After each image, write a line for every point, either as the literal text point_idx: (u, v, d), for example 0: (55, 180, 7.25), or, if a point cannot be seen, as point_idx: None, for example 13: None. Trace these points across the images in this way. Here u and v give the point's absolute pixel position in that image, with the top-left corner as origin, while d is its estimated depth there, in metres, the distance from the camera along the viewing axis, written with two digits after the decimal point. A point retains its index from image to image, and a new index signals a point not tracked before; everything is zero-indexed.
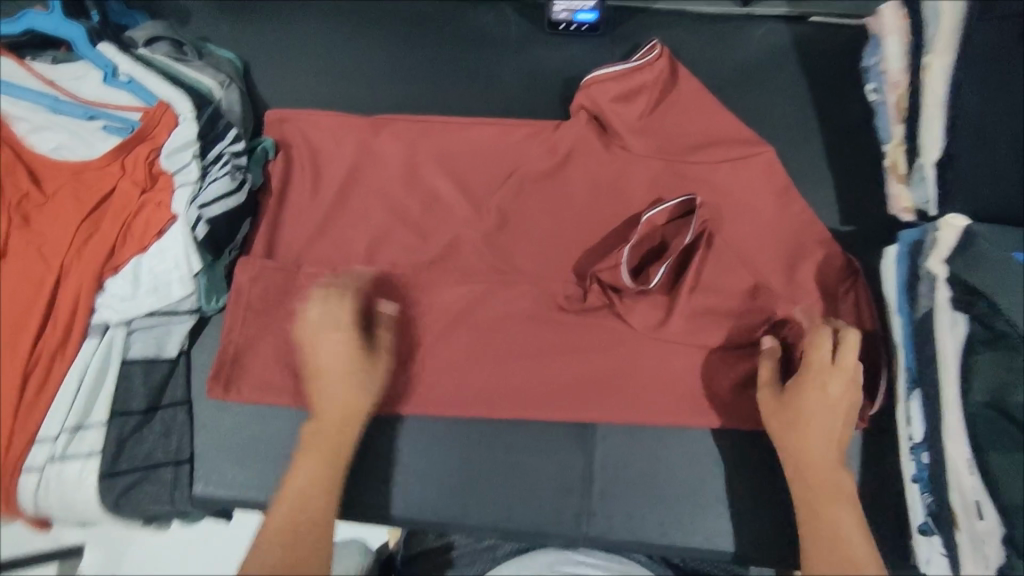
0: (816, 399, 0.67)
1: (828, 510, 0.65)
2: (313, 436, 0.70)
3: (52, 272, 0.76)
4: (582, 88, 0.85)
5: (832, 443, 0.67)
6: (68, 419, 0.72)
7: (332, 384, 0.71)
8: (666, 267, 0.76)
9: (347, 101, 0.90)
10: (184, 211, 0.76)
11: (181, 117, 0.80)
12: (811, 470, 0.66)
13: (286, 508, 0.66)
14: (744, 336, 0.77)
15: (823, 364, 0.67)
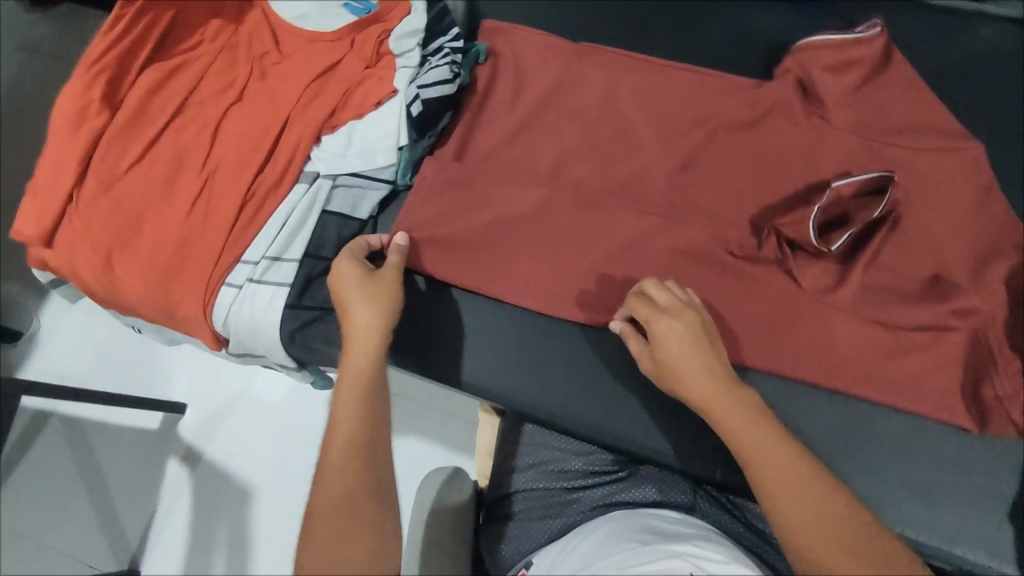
0: (673, 344, 0.61)
1: (769, 479, 0.53)
2: (357, 364, 0.62)
3: (279, 120, 0.84)
4: (795, 52, 0.87)
5: (733, 400, 0.58)
6: (271, 248, 0.80)
7: (358, 318, 0.65)
8: (850, 233, 0.76)
9: (555, 26, 0.94)
10: (404, 88, 0.83)
11: (415, 8, 0.88)
12: (752, 443, 0.55)
13: (342, 449, 0.55)
14: (915, 320, 0.76)
15: (656, 312, 0.63)
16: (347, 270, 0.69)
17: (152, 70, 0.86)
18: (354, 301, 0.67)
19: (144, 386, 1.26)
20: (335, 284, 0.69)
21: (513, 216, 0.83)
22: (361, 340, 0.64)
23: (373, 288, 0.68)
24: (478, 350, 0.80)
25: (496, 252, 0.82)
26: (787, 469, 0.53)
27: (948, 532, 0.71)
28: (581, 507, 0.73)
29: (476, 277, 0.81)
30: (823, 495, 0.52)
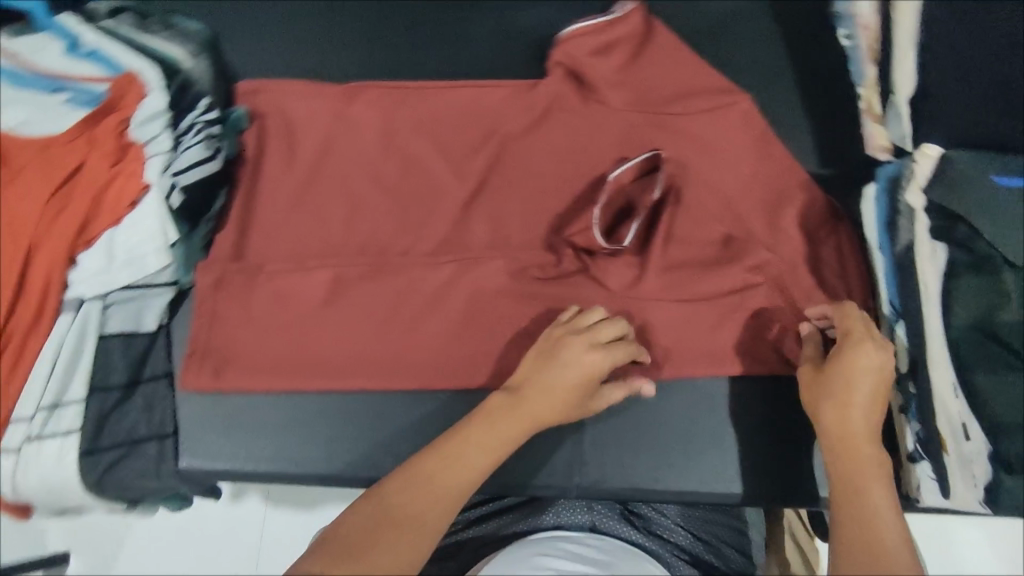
0: (866, 374, 0.63)
1: (863, 492, 0.59)
2: (453, 452, 0.62)
3: (20, 250, 0.73)
4: (558, 45, 0.84)
5: (866, 425, 0.62)
6: (45, 397, 0.72)
7: (521, 395, 0.66)
8: (637, 224, 0.77)
9: (317, 67, 0.88)
10: (158, 180, 0.75)
11: (150, 87, 0.79)
12: (855, 453, 0.61)
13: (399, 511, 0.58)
14: (727, 283, 0.77)
15: (865, 332, 0.65)
16: (579, 360, 0.66)
17: None
18: (551, 385, 0.66)
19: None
20: (548, 358, 0.68)
21: (316, 291, 0.78)
22: (488, 426, 0.64)
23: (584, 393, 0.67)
24: (316, 435, 0.76)
25: (310, 327, 0.77)
26: (879, 488, 0.59)
27: (789, 477, 0.75)
28: (471, 547, 0.74)
29: (293, 362, 0.76)
30: (889, 511, 0.58)
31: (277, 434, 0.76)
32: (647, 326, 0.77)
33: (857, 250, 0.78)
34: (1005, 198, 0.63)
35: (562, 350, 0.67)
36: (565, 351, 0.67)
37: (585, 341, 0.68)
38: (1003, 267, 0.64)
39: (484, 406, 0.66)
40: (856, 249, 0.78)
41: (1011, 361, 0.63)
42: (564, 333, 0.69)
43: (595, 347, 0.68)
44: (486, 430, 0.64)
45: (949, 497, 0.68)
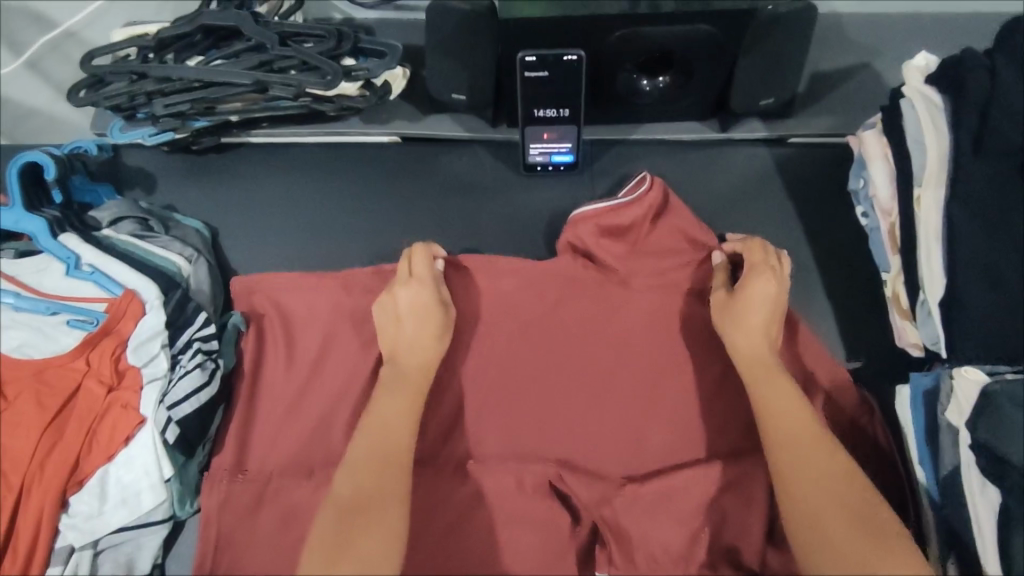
0: (757, 296, 0.72)
1: (799, 453, 0.64)
2: (366, 482, 0.64)
3: (11, 491, 0.71)
4: (570, 224, 0.81)
5: (767, 352, 0.71)
6: None
7: (390, 414, 0.69)
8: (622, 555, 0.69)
9: (322, 263, 0.88)
10: (153, 413, 0.72)
11: (147, 305, 0.76)
12: (759, 369, 0.70)
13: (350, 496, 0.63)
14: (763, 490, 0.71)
15: (752, 268, 0.74)
16: (410, 292, 0.75)
17: None
18: (412, 340, 0.74)
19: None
20: (397, 327, 0.75)
21: None
22: (361, 446, 0.66)
23: (441, 326, 0.75)
24: None
25: None
26: (812, 438, 0.64)
27: None
28: None
29: None
30: (836, 467, 0.63)
31: None
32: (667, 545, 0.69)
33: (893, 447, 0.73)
34: None
35: (407, 312, 0.74)
36: (404, 310, 0.75)
37: (403, 281, 0.76)
38: None
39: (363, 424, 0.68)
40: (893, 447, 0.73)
41: None
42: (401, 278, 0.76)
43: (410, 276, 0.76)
44: (381, 482, 0.64)
45: None
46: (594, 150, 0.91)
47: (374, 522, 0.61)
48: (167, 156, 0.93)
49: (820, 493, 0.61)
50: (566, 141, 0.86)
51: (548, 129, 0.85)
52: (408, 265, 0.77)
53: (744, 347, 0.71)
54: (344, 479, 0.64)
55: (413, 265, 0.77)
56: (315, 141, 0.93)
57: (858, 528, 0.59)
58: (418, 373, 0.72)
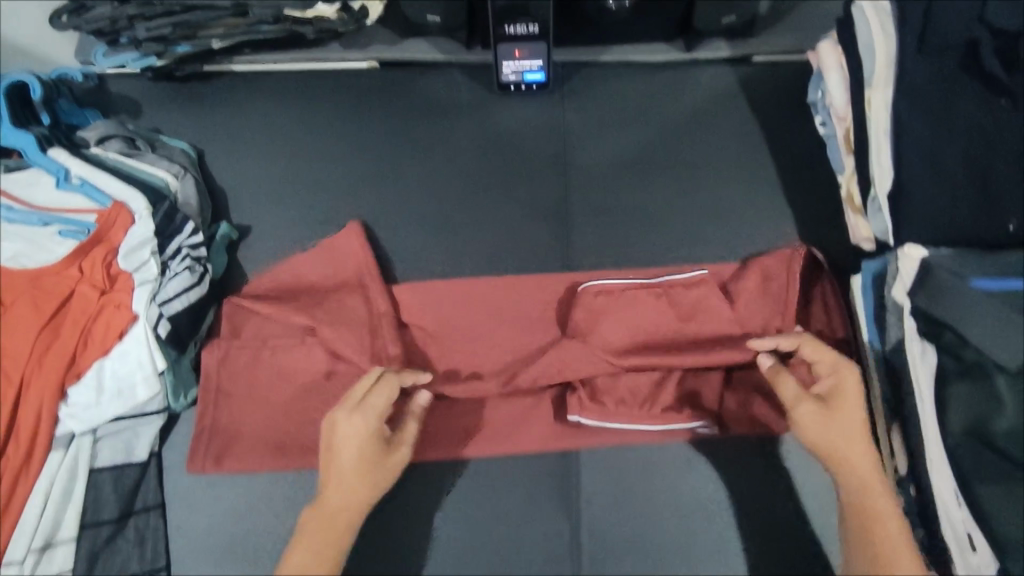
0: (855, 408, 0.66)
1: (852, 466, 0.65)
2: (326, 526, 0.66)
3: (12, 385, 0.74)
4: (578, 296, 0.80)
5: (856, 432, 0.66)
6: (37, 538, 0.70)
7: (340, 463, 0.66)
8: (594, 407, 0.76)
9: (302, 182, 0.90)
10: (145, 310, 0.75)
11: (137, 215, 0.80)
12: (836, 455, 0.65)
13: (296, 567, 0.64)
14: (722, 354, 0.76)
15: (827, 369, 0.69)
16: (353, 429, 0.67)
17: None
18: (345, 460, 0.66)
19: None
20: (329, 441, 0.67)
21: (308, 412, 0.77)
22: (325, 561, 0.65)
23: (377, 458, 0.67)
24: None
25: (304, 442, 0.76)
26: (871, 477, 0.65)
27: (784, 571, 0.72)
28: None
29: (284, 488, 0.76)
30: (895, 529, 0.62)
31: (270, 562, 0.73)
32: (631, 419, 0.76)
33: (839, 304, 0.80)
34: (987, 308, 0.64)
35: (341, 457, 0.66)
36: (346, 429, 0.67)
37: (344, 411, 0.68)
38: (993, 370, 0.64)
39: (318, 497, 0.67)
40: (839, 304, 0.80)
41: (1010, 468, 0.62)
42: (337, 410, 0.68)
43: (360, 405, 0.68)
44: (324, 554, 0.65)
45: None
46: (565, 71, 0.94)
47: None
48: (151, 84, 0.95)
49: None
50: (537, 58, 0.89)
51: (521, 47, 0.89)
52: (366, 383, 0.70)
53: (817, 440, 0.66)
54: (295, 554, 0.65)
55: (361, 389, 0.69)
56: (293, 68, 0.96)
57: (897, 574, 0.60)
58: (337, 513, 0.66)
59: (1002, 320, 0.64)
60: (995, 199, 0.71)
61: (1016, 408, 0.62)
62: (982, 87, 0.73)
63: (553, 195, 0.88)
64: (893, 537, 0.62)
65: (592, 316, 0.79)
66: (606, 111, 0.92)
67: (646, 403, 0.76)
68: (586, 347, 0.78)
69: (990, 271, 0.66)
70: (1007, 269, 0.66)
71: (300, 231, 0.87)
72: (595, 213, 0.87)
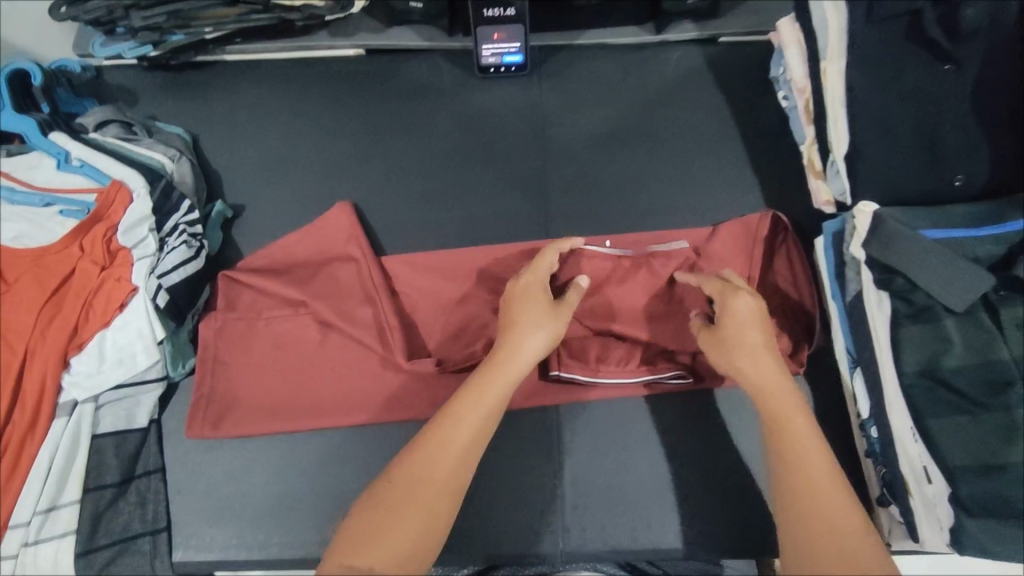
0: (745, 324, 0.68)
1: (764, 396, 0.64)
2: (436, 440, 0.60)
3: (16, 356, 0.77)
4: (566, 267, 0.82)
5: (757, 348, 0.67)
6: (41, 501, 0.72)
7: (482, 399, 0.62)
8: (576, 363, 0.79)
9: (291, 162, 0.93)
10: (143, 282, 0.79)
11: (134, 193, 0.83)
12: (749, 376, 0.66)
13: (403, 485, 0.57)
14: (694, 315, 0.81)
15: (723, 294, 0.72)
16: (529, 282, 0.72)
17: None
18: (506, 312, 0.70)
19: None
20: (508, 295, 0.72)
21: (297, 377, 0.80)
22: (457, 438, 0.60)
23: (557, 312, 0.70)
24: (296, 527, 0.76)
25: (295, 405, 0.79)
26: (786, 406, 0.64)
27: (754, 513, 0.77)
28: None
29: (278, 450, 0.79)
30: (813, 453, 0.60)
31: (267, 520, 0.76)
32: (607, 376, 0.79)
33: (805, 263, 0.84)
34: (940, 252, 0.67)
35: (518, 304, 0.70)
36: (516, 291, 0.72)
37: (523, 273, 0.74)
38: (942, 312, 0.68)
39: (450, 407, 0.62)
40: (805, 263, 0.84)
41: (962, 404, 0.65)
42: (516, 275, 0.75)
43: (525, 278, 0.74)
44: (436, 467, 0.58)
45: (919, 539, 0.70)
46: (542, 53, 0.99)
47: (421, 511, 0.56)
48: (146, 74, 0.99)
49: (813, 502, 0.57)
50: (514, 41, 0.94)
51: (499, 30, 0.93)
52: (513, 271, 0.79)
53: (737, 367, 0.67)
54: (404, 460, 0.59)
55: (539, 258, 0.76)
56: (282, 56, 1.00)
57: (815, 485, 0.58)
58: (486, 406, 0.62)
59: (951, 265, 0.67)
60: (942, 157, 0.77)
61: (963, 346, 0.66)
62: (928, 54, 0.78)
63: (534, 169, 0.92)
64: (812, 461, 0.60)
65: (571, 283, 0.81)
66: (582, 91, 0.97)
67: (623, 361, 0.80)
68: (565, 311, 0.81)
69: (939, 222, 0.72)
70: (953, 221, 0.71)
71: (289, 209, 0.91)
72: (574, 186, 0.91)
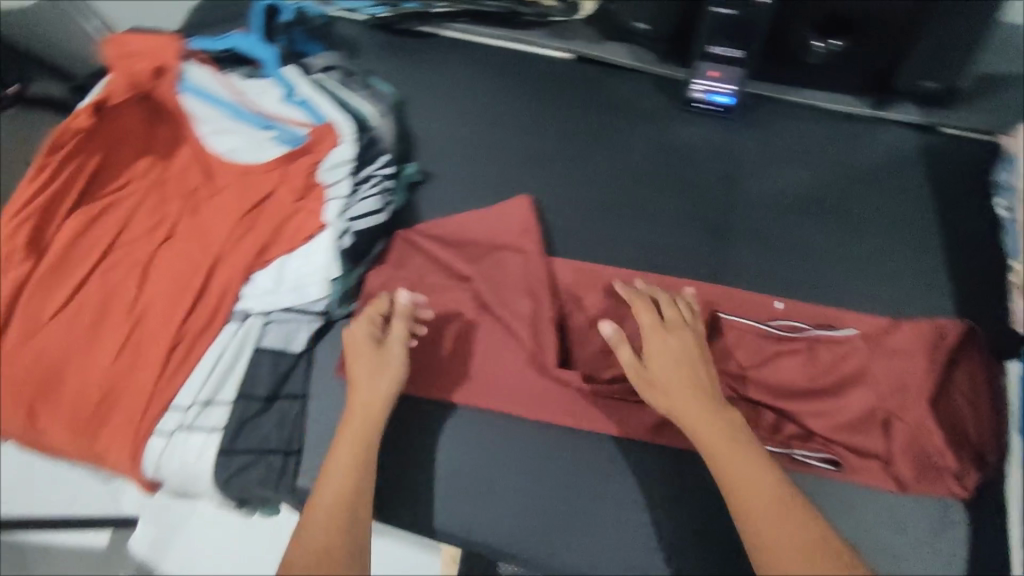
0: (657, 352, 0.72)
1: (694, 425, 0.67)
2: (333, 465, 0.69)
3: (209, 257, 0.83)
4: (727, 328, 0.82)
5: (677, 373, 0.70)
6: (201, 392, 0.78)
7: (369, 409, 0.73)
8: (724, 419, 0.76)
9: (485, 146, 0.97)
10: (334, 221, 0.84)
11: (342, 139, 0.89)
12: (687, 402, 0.69)
13: (329, 493, 0.67)
14: (857, 408, 0.77)
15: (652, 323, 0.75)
16: (661, 345, 0.72)
17: (79, 215, 0.85)
18: (673, 372, 0.70)
19: (74, 501, 1.20)
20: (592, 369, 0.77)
21: (445, 349, 0.82)
22: (341, 455, 0.70)
23: (687, 364, 0.71)
24: (411, 490, 0.77)
25: (438, 373, 0.81)
26: (719, 436, 0.66)
27: None
28: None
29: (410, 409, 0.81)
30: (772, 480, 0.63)
31: (385, 474, 0.78)
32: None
33: (988, 385, 0.78)
34: None
35: (657, 354, 0.72)
36: (654, 346, 0.73)
37: (651, 319, 0.75)
38: None
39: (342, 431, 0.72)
40: (989, 384, 0.78)
41: None
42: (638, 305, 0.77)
43: (660, 323, 0.75)
44: (348, 473, 0.69)
45: None
46: (752, 101, 0.97)
47: (336, 510, 0.66)
48: (371, 32, 1.06)
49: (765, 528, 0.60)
50: (731, 83, 0.93)
51: (719, 69, 0.93)
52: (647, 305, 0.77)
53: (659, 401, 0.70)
54: (324, 487, 0.68)
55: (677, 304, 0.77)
56: (498, 44, 1.04)
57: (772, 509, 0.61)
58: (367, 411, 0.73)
59: None
60: None
61: None
62: None
63: (717, 212, 0.91)
64: (764, 485, 0.62)
65: (734, 345, 0.81)
66: (782, 146, 0.95)
67: (767, 429, 0.78)
68: (722, 369, 0.80)
69: None
70: None
71: (472, 189, 0.94)
72: (754, 239, 0.89)
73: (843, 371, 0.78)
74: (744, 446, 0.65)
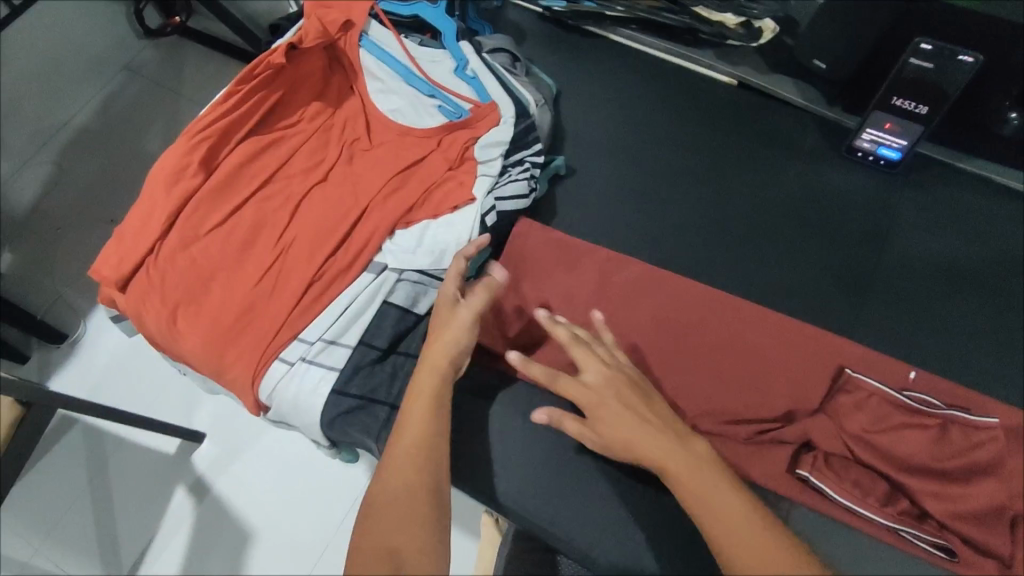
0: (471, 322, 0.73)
1: (641, 449, 0.60)
2: (405, 421, 0.68)
3: (358, 207, 0.87)
4: (854, 386, 0.76)
5: (601, 381, 0.65)
6: (328, 331, 0.81)
7: (440, 364, 0.70)
8: (833, 479, 0.72)
9: (631, 153, 0.98)
10: (482, 198, 0.86)
11: (502, 119, 0.91)
12: (622, 421, 0.62)
13: (405, 450, 0.65)
14: (986, 501, 0.70)
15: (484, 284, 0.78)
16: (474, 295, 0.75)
17: (249, 142, 0.91)
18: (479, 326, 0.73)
19: (158, 402, 1.29)
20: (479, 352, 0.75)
21: (560, 344, 0.83)
22: (413, 411, 0.68)
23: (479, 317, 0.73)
24: None
25: (546, 363, 0.82)
26: (690, 482, 0.57)
27: None
28: None
29: None
30: (756, 522, 0.54)
31: None
32: (857, 504, 0.72)
33: None
34: None
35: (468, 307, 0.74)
36: (603, 410, 0.63)
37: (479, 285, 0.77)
38: None
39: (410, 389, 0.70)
40: None
41: None
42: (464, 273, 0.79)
43: (593, 374, 0.66)
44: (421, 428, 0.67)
45: None
46: (918, 161, 0.93)
47: (410, 467, 0.64)
48: (540, 24, 1.09)
49: (737, 548, 0.53)
50: (904, 138, 0.90)
51: (894, 121, 0.90)
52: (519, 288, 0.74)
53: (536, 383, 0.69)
54: (392, 448, 0.66)
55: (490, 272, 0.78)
56: (662, 57, 1.04)
57: (737, 520, 0.54)
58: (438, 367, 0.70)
59: None
60: None
61: None
62: None
63: (860, 266, 0.88)
64: (719, 498, 0.56)
65: (858, 406, 0.75)
66: (943, 213, 0.90)
67: (879, 500, 0.72)
68: (841, 427, 0.74)
69: None
70: None
71: (611, 196, 0.95)
72: (896, 303, 0.85)
73: (978, 458, 0.71)
74: (696, 462, 0.58)
